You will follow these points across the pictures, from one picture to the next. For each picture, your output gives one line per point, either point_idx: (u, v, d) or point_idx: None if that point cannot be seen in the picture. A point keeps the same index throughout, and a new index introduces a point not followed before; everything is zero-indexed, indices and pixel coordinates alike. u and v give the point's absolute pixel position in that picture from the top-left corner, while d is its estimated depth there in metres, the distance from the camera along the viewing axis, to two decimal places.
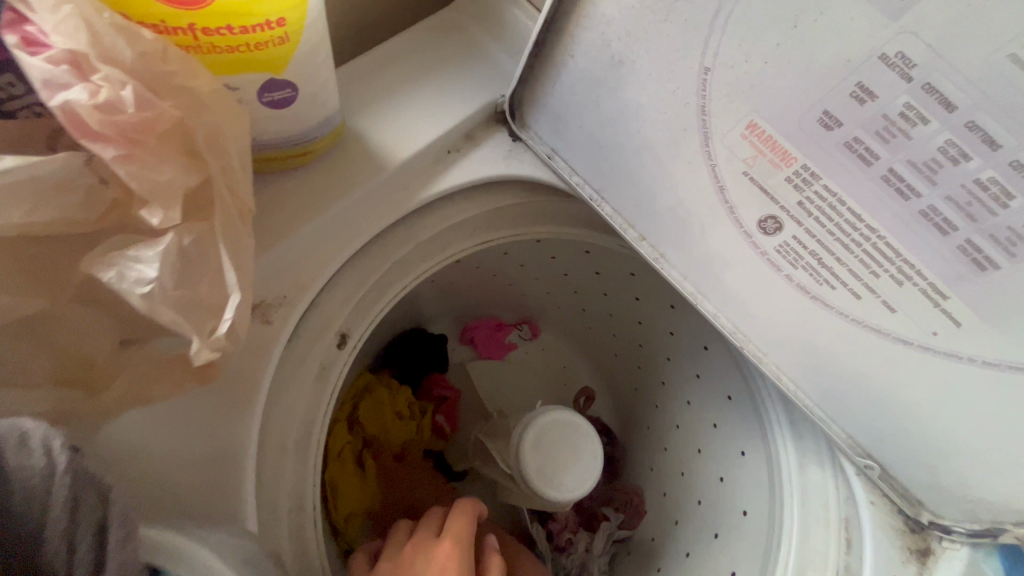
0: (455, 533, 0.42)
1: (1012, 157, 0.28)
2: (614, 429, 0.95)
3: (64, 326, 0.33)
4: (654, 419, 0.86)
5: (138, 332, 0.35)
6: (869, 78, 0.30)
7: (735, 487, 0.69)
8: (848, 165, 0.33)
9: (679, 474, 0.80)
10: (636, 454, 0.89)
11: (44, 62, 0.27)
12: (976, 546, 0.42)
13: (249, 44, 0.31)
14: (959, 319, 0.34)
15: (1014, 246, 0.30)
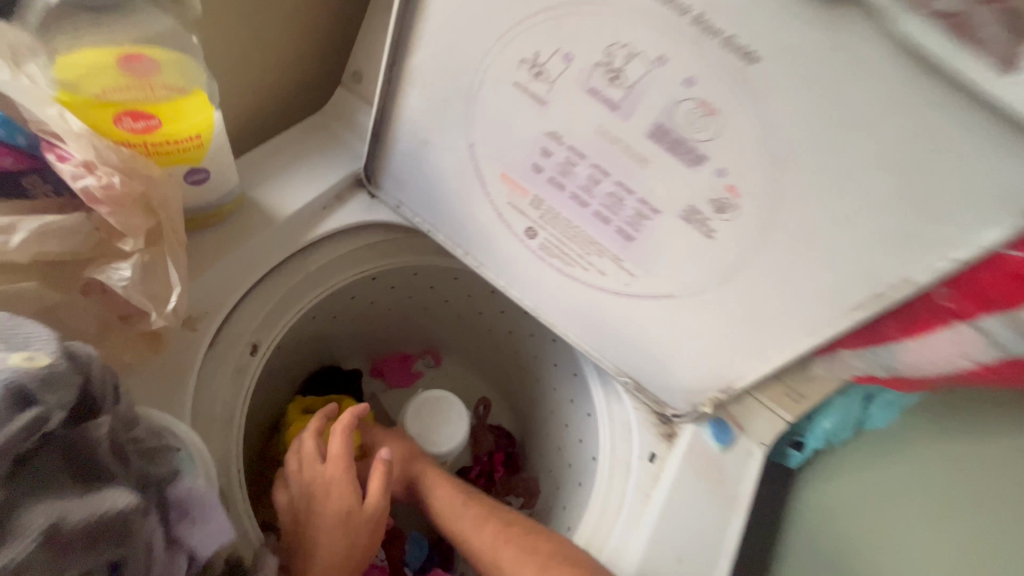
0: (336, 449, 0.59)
1: (615, 178, 0.53)
2: (514, 431, 1.13)
3: (70, 314, 0.46)
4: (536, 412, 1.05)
5: (113, 332, 0.49)
6: (545, 143, 0.54)
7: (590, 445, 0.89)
8: (552, 190, 0.57)
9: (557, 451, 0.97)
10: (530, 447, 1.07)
11: (71, 166, 0.43)
12: (698, 423, 0.65)
13: (181, 149, 0.48)
14: (632, 272, 0.58)
15: (636, 225, 0.55)
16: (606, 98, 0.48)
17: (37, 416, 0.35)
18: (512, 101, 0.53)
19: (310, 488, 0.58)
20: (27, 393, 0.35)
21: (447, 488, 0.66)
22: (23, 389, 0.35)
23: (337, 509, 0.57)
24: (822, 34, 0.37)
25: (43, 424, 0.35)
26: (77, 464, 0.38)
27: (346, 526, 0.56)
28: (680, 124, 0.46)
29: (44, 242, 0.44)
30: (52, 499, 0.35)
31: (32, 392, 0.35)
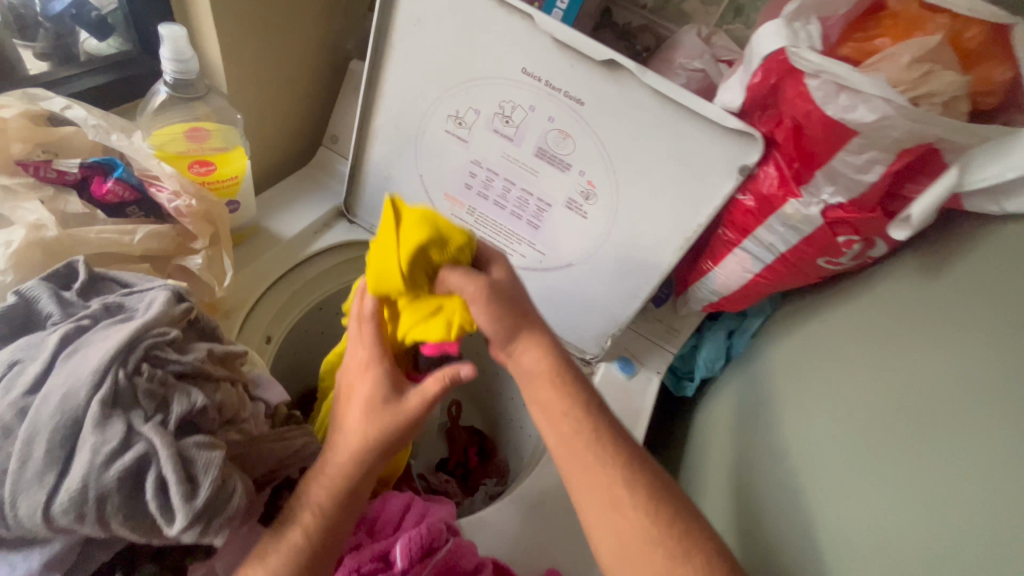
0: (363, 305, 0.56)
1: (520, 186, 0.78)
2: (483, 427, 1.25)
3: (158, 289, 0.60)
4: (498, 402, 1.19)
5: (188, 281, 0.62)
6: (470, 168, 0.80)
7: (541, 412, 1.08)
8: (481, 200, 0.82)
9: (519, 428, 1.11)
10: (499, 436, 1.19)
11: (167, 195, 0.60)
12: (609, 361, 0.86)
13: (226, 184, 0.68)
14: (543, 252, 0.82)
15: (539, 217, 0.80)
16: (504, 134, 0.75)
17: (190, 307, 0.46)
18: (445, 142, 0.79)
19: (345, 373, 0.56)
20: (142, 346, 0.38)
21: (523, 356, 0.54)
22: (141, 344, 0.38)
23: (359, 392, 0.51)
24: (613, 85, 0.65)
25: (157, 372, 0.38)
26: (167, 383, 0.38)
27: (367, 415, 0.49)
28: (552, 146, 0.72)
29: (151, 242, 0.58)
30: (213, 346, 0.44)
31: (153, 348, 0.39)
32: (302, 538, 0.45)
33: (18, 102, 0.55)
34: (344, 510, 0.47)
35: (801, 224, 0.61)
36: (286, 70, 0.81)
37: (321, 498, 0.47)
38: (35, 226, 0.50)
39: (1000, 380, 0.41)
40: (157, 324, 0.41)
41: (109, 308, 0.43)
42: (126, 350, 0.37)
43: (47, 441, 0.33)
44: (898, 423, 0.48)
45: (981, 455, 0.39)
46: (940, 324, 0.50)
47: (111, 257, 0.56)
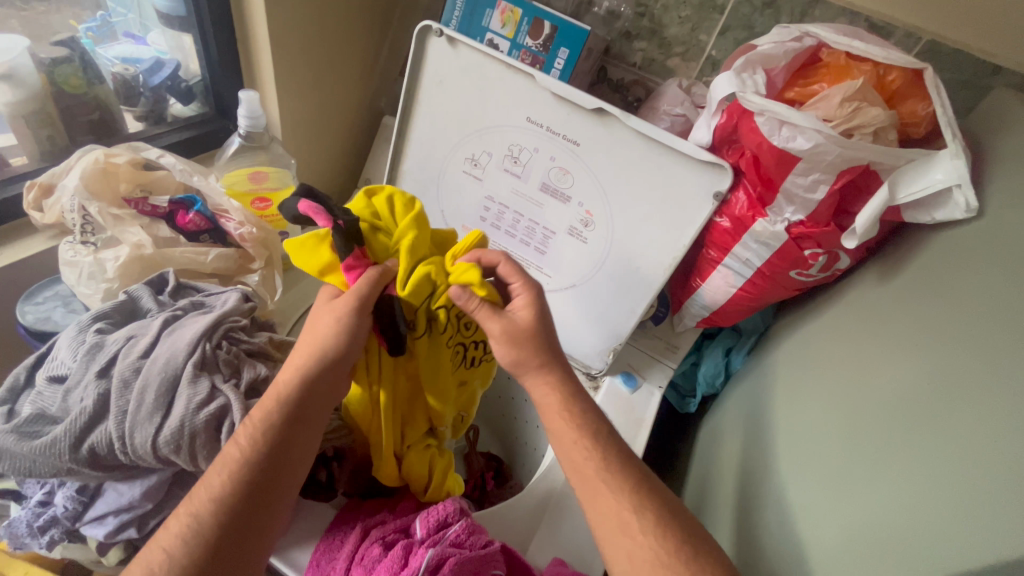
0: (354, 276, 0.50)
1: (527, 217, 0.89)
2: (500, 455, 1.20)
3: None
4: (511, 425, 1.18)
5: None
6: (485, 203, 0.92)
7: None
8: (494, 230, 0.93)
9: (532, 448, 1.10)
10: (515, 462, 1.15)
11: (234, 224, 0.73)
12: (613, 376, 0.93)
13: (278, 219, 0.81)
14: (549, 275, 0.92)
15: (544, 244, 0.90)
16: (511, 172, 0.87)
17: (254, 305, 0.57)
18: (463, 181, 0.92)
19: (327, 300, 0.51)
20: (224, 329, 0.50)
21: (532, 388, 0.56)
22: (224, 327, 0.50)
23: (325, 315, 0.49)
24: (603, 128, 0.77)
25: (233, 349, 0.49)
26: (240, 357, 0.49)
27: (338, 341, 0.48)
28: (554, 182, 0.84)
29: (220, 261, 0.70)
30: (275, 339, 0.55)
31: (231, 333, 0.50)
32: (239, 455, 0.42)
33: (125, 150, 0.69)
34: (286, 429, 0.44)
35: (770, 239, 0.69)
36: (330, 125, 0.97)
37: (264, 414, 0.44)
38: (136, 245, 0.63)
39: (924, 355, 0.48)
40: (231, 315, 0.52)
41: (195, 304, 0.55)
42: (213, 330, 0.49)
43: (156, 389, 0.43)
44: (849, 401, 0.54)
45: (904, 418, 0.46)
46: (887, 319, 0.57)
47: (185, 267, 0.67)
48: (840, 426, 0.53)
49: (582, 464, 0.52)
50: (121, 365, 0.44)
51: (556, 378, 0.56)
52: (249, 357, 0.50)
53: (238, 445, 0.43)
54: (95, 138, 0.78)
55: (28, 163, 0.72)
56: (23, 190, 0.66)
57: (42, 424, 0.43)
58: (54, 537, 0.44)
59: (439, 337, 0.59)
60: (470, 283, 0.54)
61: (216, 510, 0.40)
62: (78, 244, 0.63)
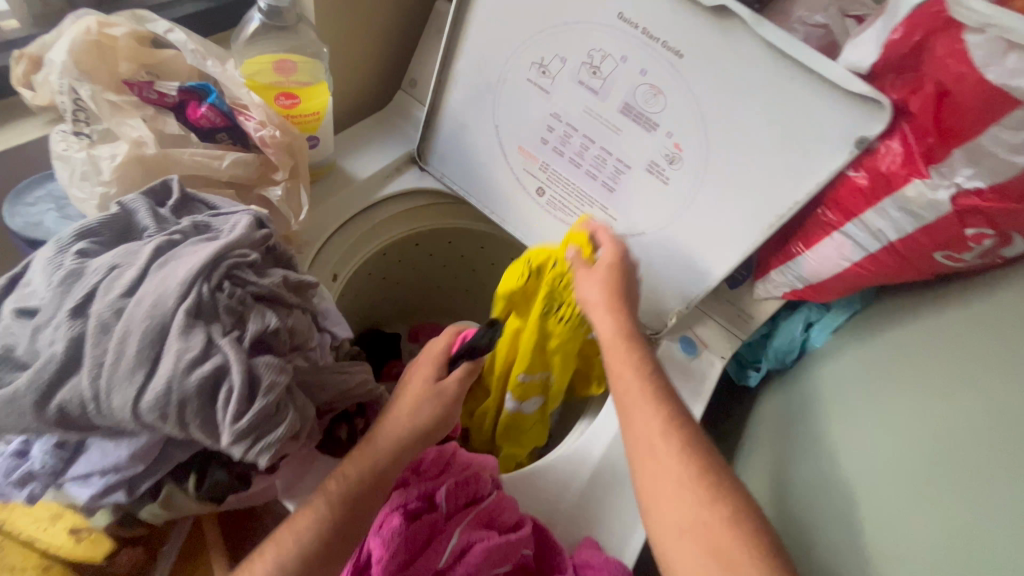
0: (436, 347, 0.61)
1: (598, 144, 0.74)
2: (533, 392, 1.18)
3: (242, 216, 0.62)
4: None
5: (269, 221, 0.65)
6: (549, 121, 0.77)
7: None
8: (556, 156, 0.79)
9: None
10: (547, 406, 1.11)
11: (254, 124, 0.61)
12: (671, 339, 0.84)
13: (309, 120, 0.68)
14: (614, 216, 0.79)
15: (615, 179, 0.76)
16: (589, 87, 0.71)
17: (269, 232, 0.47)
18: (526, 91, 0.76)
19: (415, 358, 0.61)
20: (227, 264, 0.40)
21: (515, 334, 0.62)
22: (225, 262, 0.40)
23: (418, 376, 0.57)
24: (719, 35, 0.59)
25: (235, 291, 0.39)
26: (244, 300, 0.40)
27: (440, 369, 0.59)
28: (640, 104, 0.68)
29: (238, 168, 0.61)
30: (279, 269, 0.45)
31: (235, 267, 0.40)
32: (331, 497, 0.48)
33: (126, 21, 0.57)
34: (367, 483, 0.49)
35: (922, 211, 0.54)
36: (373, 8, 0.81)
37: (394, 437, 0.52)
38: (137, 142, 0.52)
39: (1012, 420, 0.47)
40: (240, 247, 0.42)
41: (199, 225, 0.45)
42: (210, 267, 0.39)
43: (141, 341, 0.35)
44: (992, 456, 0.47)
45: None
46: (936, 359, 0.59)
47: (195, 172, 0.57)
48: (855, 454, 0.61)
49: (629, 383, 0.58)
50: (100, 305, 0.36)
51: (635, 362, 0.60)
52: (254, 301, 0.40)
53: (325, 496, 0.48)
54: (95, 1, 0.65)
55: (20, 28, 0.61)
56: (11, 62, 0.55)
57: (7, 367, 0.37)
58: (35, 491, 0.41)
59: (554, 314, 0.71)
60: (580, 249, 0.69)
61: (296, 561, 0.45)
62: (70, 133, 0.53)
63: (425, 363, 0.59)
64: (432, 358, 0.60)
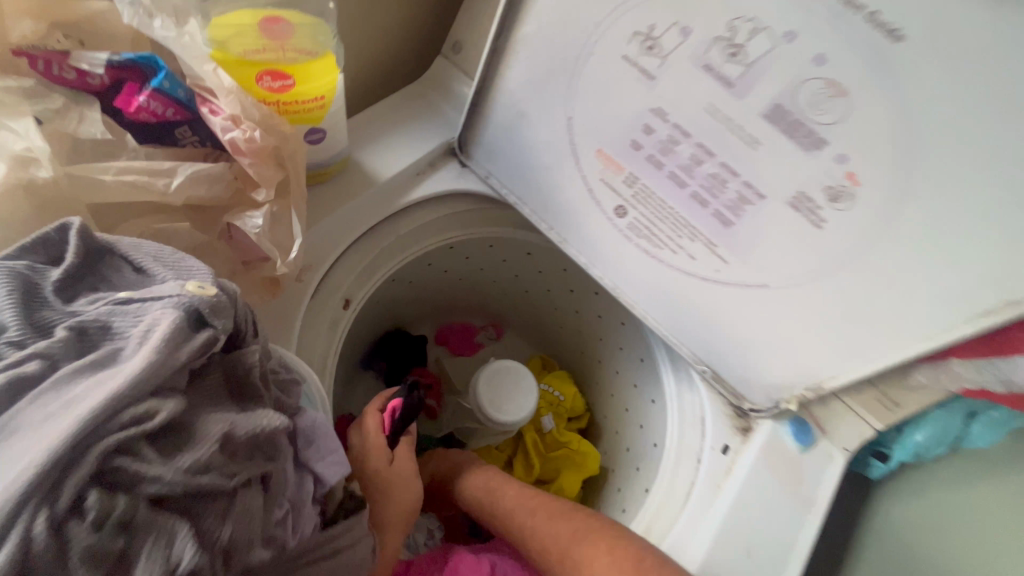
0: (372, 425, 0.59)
1: (721, 159, 0.51)
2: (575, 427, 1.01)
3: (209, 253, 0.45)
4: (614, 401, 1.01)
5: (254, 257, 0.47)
6: (648, 120, 0.54)
7: (650, 430, 0.88)
8: (651, 170, 0.57)
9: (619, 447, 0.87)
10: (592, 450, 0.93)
11: (221, 120, 0.42)
12: (776, 420, 0.63)
13: (309, 108, 0.48)
14: (725, 258, 0.57)
15: (736, 210, 0.53)
16: (721, 76, 0.47)
17: (212, 338, 0.34)
18: (620, 74, 0.53)
19: (360, 455, 0.58)
20: (109, 455, 0.29)
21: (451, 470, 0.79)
22: (104, 456, 0.29)
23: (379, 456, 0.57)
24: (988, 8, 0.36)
25: (117, 506, 0.29)
26: (129, 518, 0.29)
27: (401, 490, 0.58)
28: (804, 109, 0.45)
29: (195, 187, 0.42)
30: (214, 418, 0.34)
31: (119, 457, 0.30)
32: None
33: None
34: None
35: None
36: None
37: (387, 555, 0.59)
38: (26, 157, 0.36)
39: None
40: (135, 404, 0.31)
41: (101, 331, 0.33)
42: (75, 470, 0.29)
43: None
44: None
45: None
46: None
47: (155, 211, 0.43)
48: None
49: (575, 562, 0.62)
50: None
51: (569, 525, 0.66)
52: (150, 516, 0.30)
53: None
54: None
55: None
56: None
57: None
58: None
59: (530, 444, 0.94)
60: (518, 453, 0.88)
61: None
62: None
63: (408, 489, 0.58)
64: (402, 457, 0.59)
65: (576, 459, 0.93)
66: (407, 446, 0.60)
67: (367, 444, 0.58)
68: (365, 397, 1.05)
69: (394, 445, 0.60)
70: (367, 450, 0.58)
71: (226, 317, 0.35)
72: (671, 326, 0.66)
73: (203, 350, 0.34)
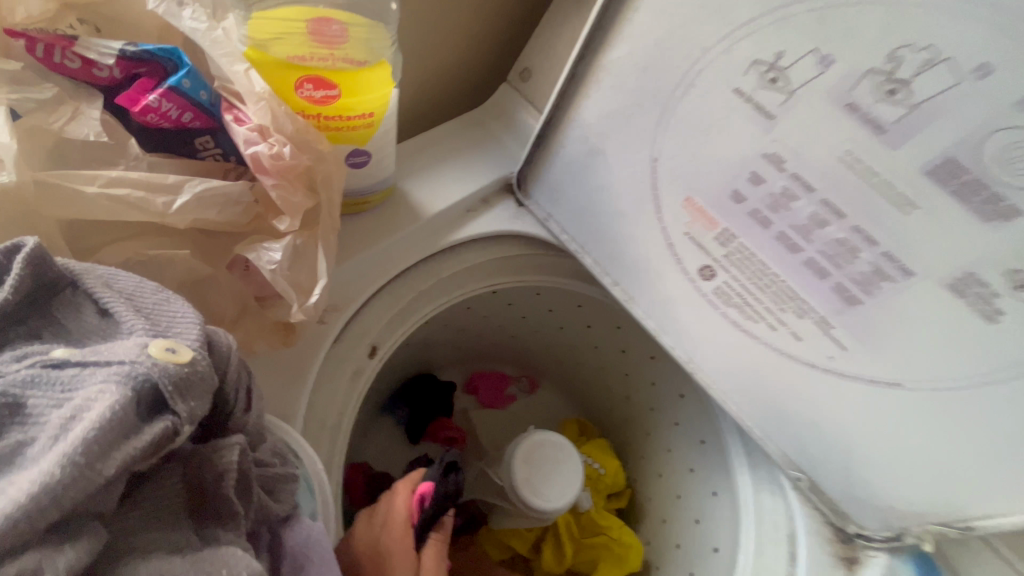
0: (397, 508, 0.45)
1: (854, 223, 0.41)
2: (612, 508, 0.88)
3: (215, 286, 0.40)
4: (660, 483, 0.87)
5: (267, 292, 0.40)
6: (758, 168, 0.44)
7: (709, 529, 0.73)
8: (754, 227, 0.46)
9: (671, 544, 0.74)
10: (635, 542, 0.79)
11: (246, 130, 0.35)
12: (893, 553, 0.49)
13: (351, 126, 0.40)
14: (845, 344, 0.45)
15: (868, 287, 0.42)
16: (871, 118, 0.37)
17: (168, 429, 0.26)
18: (727, 110, 0.43)
19: (376, 560, 0.43)
20: None
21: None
22: None
23: (404, 557, 0.43)
24: None
25: None
26: None
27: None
28: (986, 168, 0.34)
29: (204, 209, 0.36)
30: (147, 573, 0.25)
31: None
32: None
33: None
34: None
35: None
36: None
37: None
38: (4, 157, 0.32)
39: None
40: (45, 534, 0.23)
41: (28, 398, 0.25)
42: None
43: None
44: None
45: None
46: None
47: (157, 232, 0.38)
48: None
49: None
50: None
51: None
52: None
53: None
54: None
55: None
56: None
57: None
58: None
59: (559, 531, 0.79)
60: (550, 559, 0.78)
61: None
62: None
63: None
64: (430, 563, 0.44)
65: (615, 550, 0.79)
66: (439, 542, 0.46)
67: (387, 545, 0.43)
68: (381, 447, 0.95)
69: (421, 548, 0.45)
70: (388, 554, 0.43)
71: (187, 411, 0.26)
72: (758, 419, 0.54)
73: (151, 449, 0.26)
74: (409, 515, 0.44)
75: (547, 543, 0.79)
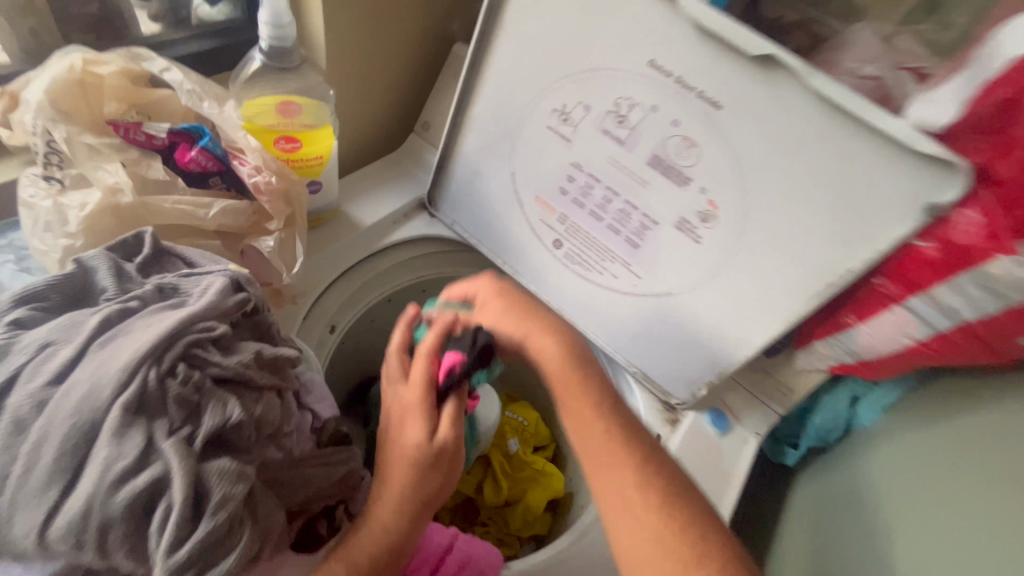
0: (417, 374, 0.57)
1: (623, 197, 0.68)
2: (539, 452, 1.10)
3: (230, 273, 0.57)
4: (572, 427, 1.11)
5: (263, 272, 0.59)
6: (570, 171, 0.71)
7: None
8: (576, 209, 0.73)
9: None
10: (554, 470, 1.02)
11: (248, 169, 0.57)
12: (698, 410, 0.76)
13: (309, 164, 0.64)
14: (639, 274, 0.72)
15: (641, 235, 0.69)
16: (615, 136, 0.65)
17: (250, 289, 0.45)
18: (546, 139, 0.71)
19: (399, 415, 0.57)
20: (184, 346, 0.37)
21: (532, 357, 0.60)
22: (181, 344, 0.37)
23: (413, 424, 0.55)
24: (765, 90, 0.53)
25: (185, 381, 0.36)
26: (195, 388, 0.37)
27: (426, 470, 0.54)
28: (672, 157, 0.62)
29: (227, 216, 0.55)
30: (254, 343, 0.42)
31: (189, 349, 0.37)
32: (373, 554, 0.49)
33: (116, 58, 0.53)
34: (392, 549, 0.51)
35: (1007, 290, 0.45)
36: (389, 51, 0.78)
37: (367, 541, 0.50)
38: (112, 189, 0.47)
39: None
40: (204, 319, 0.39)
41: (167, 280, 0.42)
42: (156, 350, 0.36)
43: (60, 438, 0.33)
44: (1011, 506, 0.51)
45: None
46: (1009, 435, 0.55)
47: (189, 235, 0.54)
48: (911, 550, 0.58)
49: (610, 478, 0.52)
50: (23, 394, 0.34)
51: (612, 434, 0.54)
52: (202, 388, 0.37)
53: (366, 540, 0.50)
54: (96, 39, 0.61)
55: (10, 64, 0.56)
56: None
57: None
58: None
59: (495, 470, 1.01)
60: (490, 493, 0.99)
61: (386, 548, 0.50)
62: (40, 178, 0.47)
63: (438, 468, 0.54)
64: (444, 421, 0.56)
65: (541, 479, 1.01)
66: (455, 405, 0.57)
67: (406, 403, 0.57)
68: None
69: (442, 404, 0.57)
70: (404, 413, 0.56)
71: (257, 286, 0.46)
72: (602, 318, 0.79)
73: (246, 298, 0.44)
74: (431, 380, 0.57)
75: (488, 483, 1.00)
